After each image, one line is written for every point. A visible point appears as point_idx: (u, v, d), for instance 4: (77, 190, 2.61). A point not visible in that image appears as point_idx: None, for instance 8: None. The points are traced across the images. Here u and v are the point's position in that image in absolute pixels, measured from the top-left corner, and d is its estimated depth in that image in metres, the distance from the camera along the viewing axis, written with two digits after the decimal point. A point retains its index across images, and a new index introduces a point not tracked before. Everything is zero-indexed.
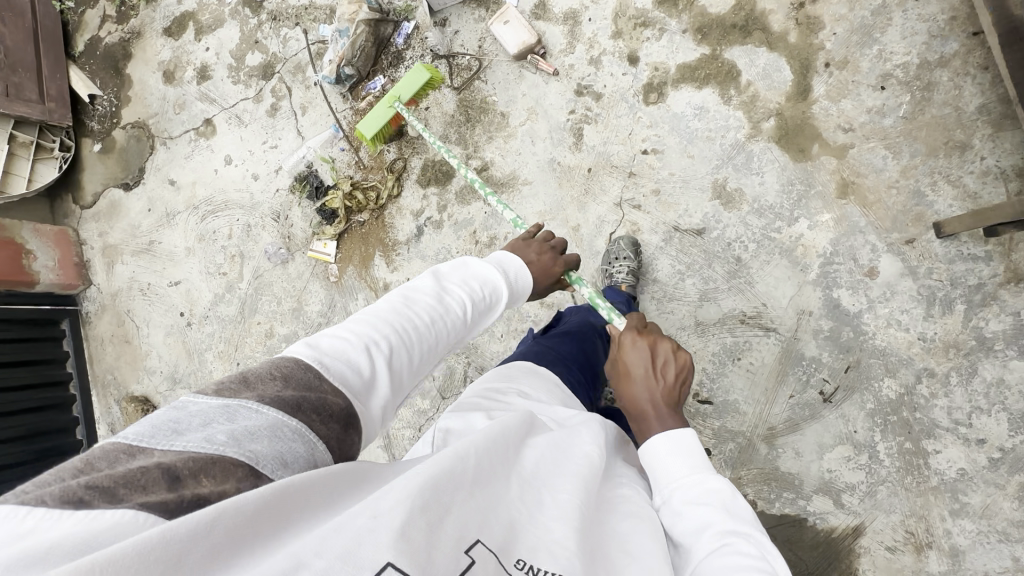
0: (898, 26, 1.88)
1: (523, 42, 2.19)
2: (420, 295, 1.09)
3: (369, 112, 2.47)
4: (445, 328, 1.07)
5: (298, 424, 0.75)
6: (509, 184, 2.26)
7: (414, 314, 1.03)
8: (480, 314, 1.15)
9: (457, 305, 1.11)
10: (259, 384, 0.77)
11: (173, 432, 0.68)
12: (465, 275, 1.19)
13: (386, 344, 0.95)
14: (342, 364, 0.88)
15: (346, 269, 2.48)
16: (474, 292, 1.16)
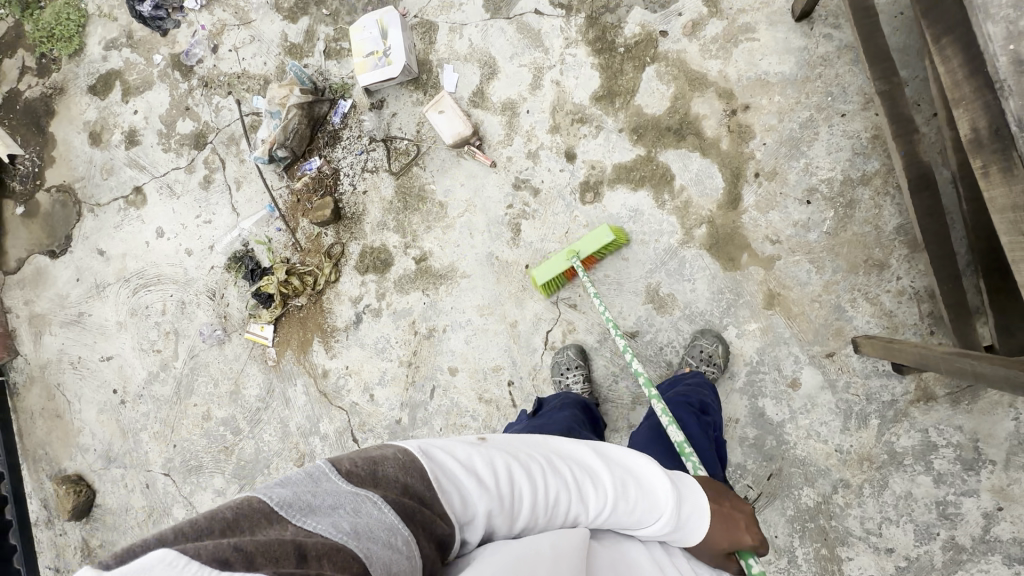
0: (824, 140, 1.91)
1: (459, 133, 2.13)
2: (575, 463, 1.01)
3: (306, 193, 2.39)
4: (570, 514, 0.96)
5: (409, 534, 0.78)
6: (447, 276, 2.23)
7: (551, 480, 0.95)
8: (627, 514, 0.99)
9: (604, 490, 0.99)
10: (386, 485, 0.83)
11: (307, 509, 0.76)
12: (631, 481, 1.02)
13: (499, 497, 0.89)
14: (451, 491, 0.87)
15: (284, 354, 2.42)
16: (637, 495, 1.01)
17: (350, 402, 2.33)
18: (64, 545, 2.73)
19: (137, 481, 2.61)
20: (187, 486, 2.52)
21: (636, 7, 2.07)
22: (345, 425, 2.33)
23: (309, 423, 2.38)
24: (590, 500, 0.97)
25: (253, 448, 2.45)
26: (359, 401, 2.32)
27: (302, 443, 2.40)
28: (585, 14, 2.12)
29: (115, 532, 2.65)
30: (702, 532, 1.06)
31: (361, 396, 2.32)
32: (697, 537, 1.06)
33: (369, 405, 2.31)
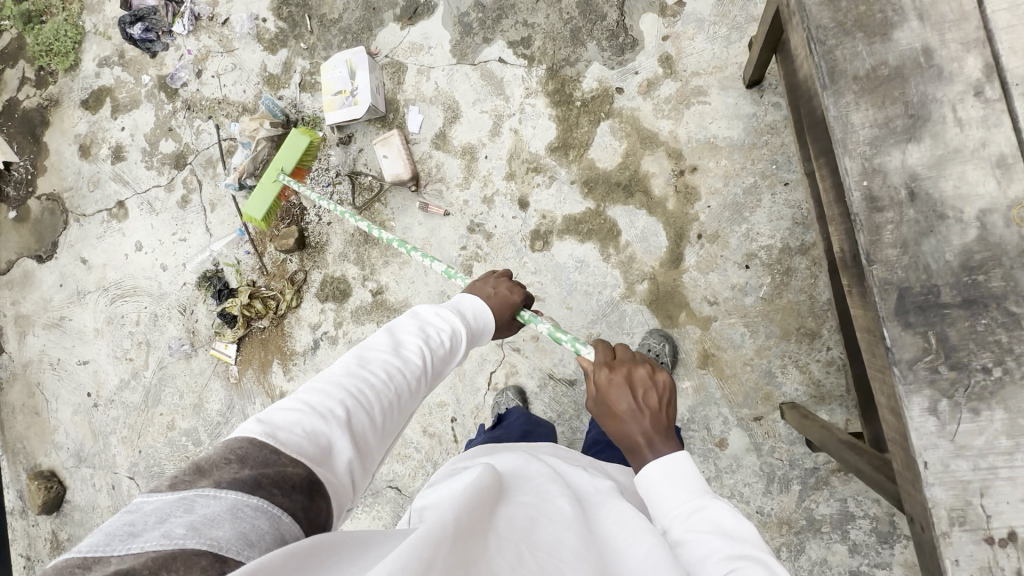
0: (766, 207, 1.94)
1: (397, 175, 2.25)
2: (368, 348, 1.07)
3: (274, 220, 2.48)
4: (405, 386, 1.04)
5: (259, 501, 0.72)
6: (400, 310, 2.31)
7: (370, 375, 1.00)
8: (438, 356, 1.14)
9: (415, 350, 1.09)
10: (217, 473, 0.75)
11: (129, 536, 0.65)
12: (419, 325, 1.15)
13: (344, 412, 0.92)
14: (293, 436, 0.85)
15: (245, 373, 2.51)
16: (435, 334, 1.16)
17: None
18: (34, 537, 2.86)
19: (104, 481, 2.74)
20: (150, 491, 2.64)
21: (595, 62, 2.12)
22: None
23: None
24: (415, 368, 1.07)
25: None
26: None
27: None
28: (546, 66, 2.18)
29: (81, 528, 2.78)
30: (491, 318, 1.32)
31: None
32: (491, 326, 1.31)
33: None
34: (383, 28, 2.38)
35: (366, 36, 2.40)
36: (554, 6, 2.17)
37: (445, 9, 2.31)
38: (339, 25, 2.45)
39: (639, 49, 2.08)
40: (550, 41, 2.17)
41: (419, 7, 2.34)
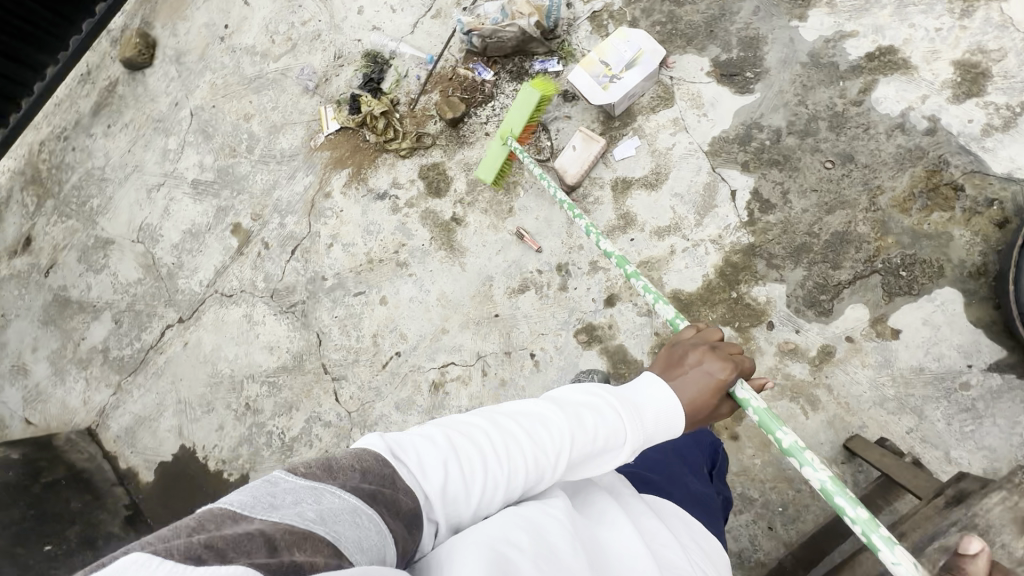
0: (739, 522, 1.88)
1: (564, 171, 2.15)
2: (524, 418, 0.99)
3: (459, 83, 2.39)
4: (524, 475, 0.91)
5: (374, 512, 0.75)
6: (453, 250, 2.32)
7: (484, 441, 0.93)
8: (586, 451, 0.95)
9: (568, 427, 0.95)
10: (341, 475, 0.79)
11: (270, 506, 0.71)
12: (582, 402, 1.01)
13: (449, 470, 0.88)
14: (399, 468, 0.85)
15: (324, 151, 2.57)
16: (598, 423, 0.97)
17: (318, 229, 2.53)
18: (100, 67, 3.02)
19: (175, 92, 2.88)
20: (192, 138, 2.80)
21: (784, 287, 1.94)
22: (299, 236, 2.56)
23: (286, 206, 2.60)
24: (545, 447, 0.94)
25: (245, 171, 2.69)
26: (321, 236, 2.52)
27: (268, 209, 2.63)
28: (751, 241, 1.99)
29: (131, 99, 2.95)
30: (680, 414, 1.06)
31: (326, 236, 2.51)
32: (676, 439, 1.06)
33: (322, 248, 2.51)
34: (696, 56, 2.13)
35: (678, 44, 2.15)
36: (817, 211, 1.94)
37: (751, 105, 2.05)
38: (674, 9, 2.18)
39: (823, 321, 1.90)
40: (779, 230, 1.97)
41: (738, 78, 2.08)
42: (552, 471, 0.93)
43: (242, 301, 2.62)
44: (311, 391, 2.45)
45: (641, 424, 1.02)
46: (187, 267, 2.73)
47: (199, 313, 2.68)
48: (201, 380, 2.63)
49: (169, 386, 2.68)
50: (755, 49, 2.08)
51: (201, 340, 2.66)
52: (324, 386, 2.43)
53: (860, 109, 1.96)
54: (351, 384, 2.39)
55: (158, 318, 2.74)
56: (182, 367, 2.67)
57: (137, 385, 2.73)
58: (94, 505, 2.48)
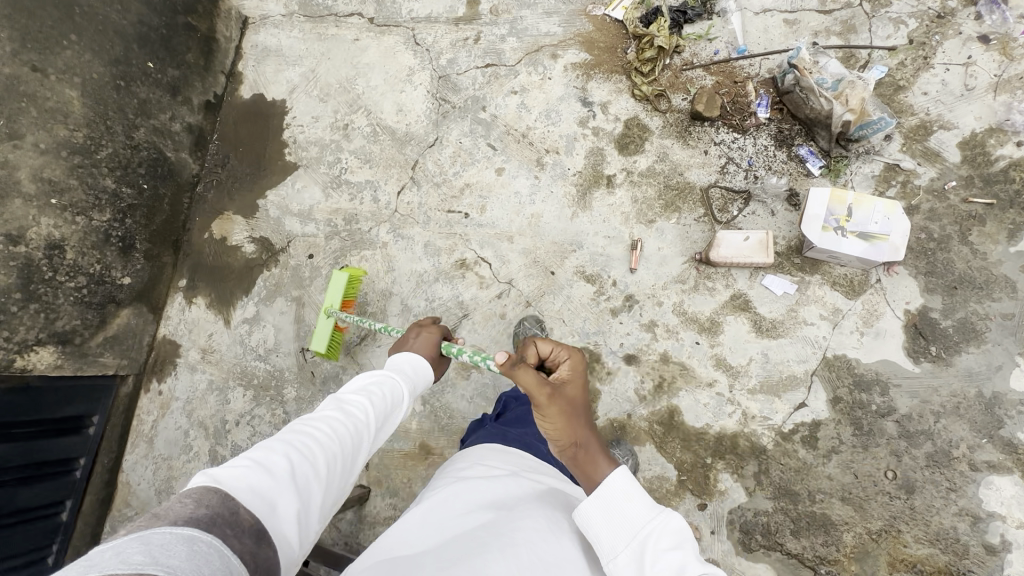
0: None
1: (716, 245, 2.03)
2: (330, 415, 1.24)
3: (736, 93, 2.20)
4: (343, 444, 1.18)
5: (209, 539, 0.81)
6: (580, 197, 2.29)
7: (311, 434, 1.15)
8: (373, 417, 1.29)
9: (359, 399, 1.30)
10: (169, 515, 0.82)
11: (84, 565, 0.70)
12: (367, 389, 1.35)
13: (289, 465, 1.05)
14: (235, 475, 0.96)
15: (588, 23, 2.46)
16: (380, 391, 1.36)
17: (519, 72, 2.50)
18: None
19: None
20: None
21: (743, 497, 1.90)
22: (502, 61, 2.53)
23: (519, 30, 2.54)
24: (347, 425, 1.22)
25: None
26: (515, 80, 2.49)
27: (507, 17, 2.58)
28: (766, 445, 1.92)
29: None
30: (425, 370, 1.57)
31: (519, 83, 2.49)
32: (429, 381, 1.59)
33: (506, 87, 2.50)
34: (917, 289, 1.91)
35: (917, 264, 1.93)
36: (836, 489, 1.84)
37: (901, 369, 1.87)
38: (954, 237, 1.92)
39: (735, 548, 1.88)
40: (795, 465, 1.89)
41: (921, 341, 1.88)
42: (361, 437, 1.24)
43: (420, 57, 2.67)
44: (390, 167, 2.56)
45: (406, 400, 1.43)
46: None
47: (386, 31, 2.75)
48: (339, 75, 2.76)
49: (318, 53, 2.82)
50: (965, 339, 1.85)
51: (368, 49, 2.75)
52: (401, 174, 2.54)
53: (970, 472, 1.77)
54: (416, 195, 2.50)
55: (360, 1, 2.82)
56: (338, 51, 2.79)
57: (301, 29, 2.89)
58: (200, 72, 2.74)
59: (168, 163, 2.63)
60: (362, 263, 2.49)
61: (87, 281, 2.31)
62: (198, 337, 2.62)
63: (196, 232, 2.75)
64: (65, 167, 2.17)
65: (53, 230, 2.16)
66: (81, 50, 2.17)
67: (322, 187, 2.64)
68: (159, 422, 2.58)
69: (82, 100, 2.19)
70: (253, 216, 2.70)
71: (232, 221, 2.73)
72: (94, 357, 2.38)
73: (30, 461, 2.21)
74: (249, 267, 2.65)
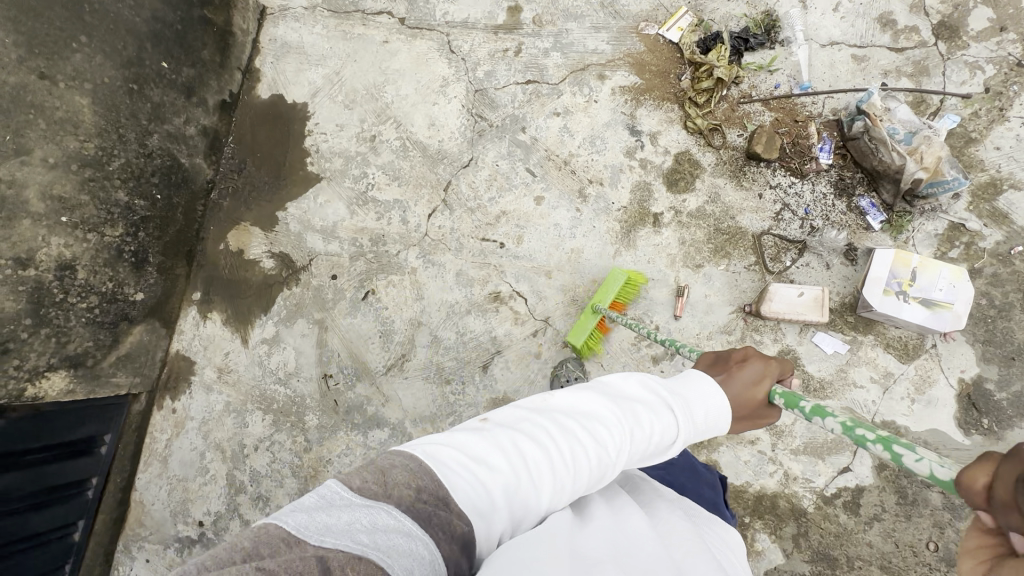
0: None
1: (767, 299, 1.95)
2: (579, 422, 0.97)
3: (796, 134, 2.08)
4: (586, 471, 0.92)
5: (426, 537, 0.75)
6: (624, 234, 2.18)
7: (555, 445, 0.92)
8: (632, 452, 0.97)
9: (615, 424, 0.97)
10: (398, 489, 0.79)
11: (319, 527, 0.71)
12: (636, 403, 1.02)
13: (512, 478, 0.87)
14: (457, 475, 0.85)
15: (639, 42, 2.30)
16: (650, 427, 1.00)
17: (562, 92, 2.35)
18: None
19: None
20: None
21: (780, 559, 1.88)
22: (544, 78, 2.38)
23: (564, 45, 2.38)
24: (596, 449, 0.93)
25: None
26: (558, 100, 2.34)
27: (551, 29, 2.41)
28: (806, 508, 1.89)
29: None
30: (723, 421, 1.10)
31: (562, 104, 2.34)
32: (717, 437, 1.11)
33: (548, 108, 2.35)
34: (973, 358, 1.85)
35: (976, 331, 1.87)
36: (876, 556, 1.83)
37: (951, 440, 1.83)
38: (1016, 305, 1.86)
39: None
40: (835, 530, 1.86)
41: (973, 412, 1.83)
42: (610, 463, 0.95)
43: (455, 66, 2.49)
44: (420, 187, 2.43)
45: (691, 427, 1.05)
46: None
47: (419, 34, 2.56)
48: (366, 80, 2.58)
49: (343, 54, 2.63)
50: (1019, 413, 1.81)
51: (397, 53, 2.57)
52: (432, 195, 2.41)
53: None
54: (448, 219, 2.37)
55: None
56: (365, 54, 2.61)
57: (324, 25, 2.69)
58: (216, 70, 2.55)
59: (182, 170, 2.47)
60: (390, 288, 2.38)
61: (99, 300, 2.18)
62: (213, 355, 2.51)
63: (211, 242, 2.61)
64: (76, 182, 2.01)
65: (63, 250, 2.02)
66: (91, 52, 1.99)
67: (347, 203, 2.50)
68: (174, 441, 2.49)
69: (93, 109, 2.02)
70: (273, 229, 2.57)
71: (249, 233, 2.59)
72: (107, 378, 2.27)
73: (42, 487, 2.13)
74: (268, 284, 2.52)
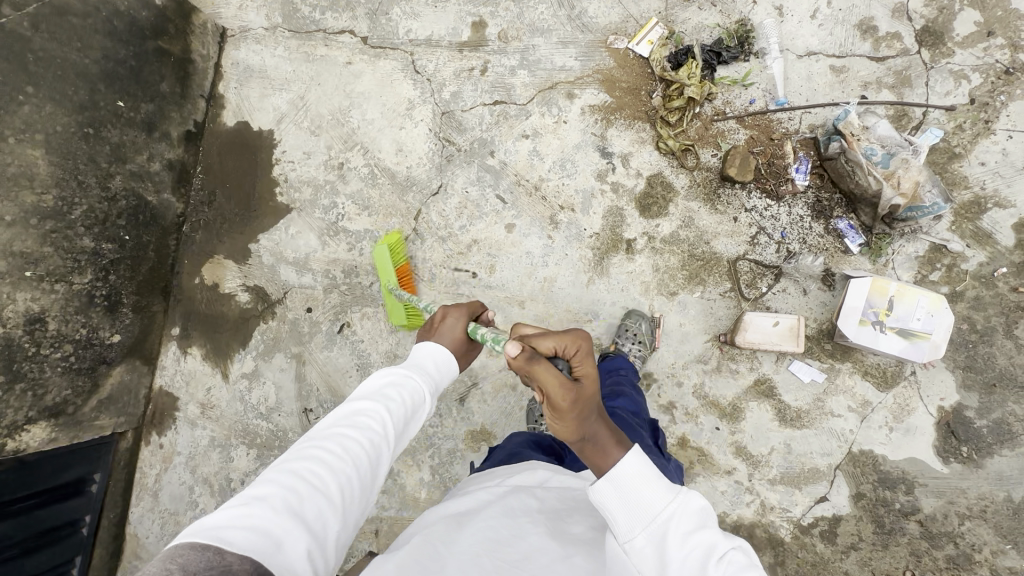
0: None
1: (741, 328, 1.91)
2: (344, 430, 1.15)
3: (772, 153, 2.00)
4: (360, 459, 1.12)
5: None
6: (597, 262, 2.13)
7: (322, 456, 1.08)
8: (397, 425, 1.23)
9: (375, 408, 1.21)
10: (160, 574, 0.76)
11: None
12: (377, 389, 1.27)
13: (292, 494, 0.98)
14: (235, 525, 0.88)
15: (608, 57, 2.20)
16: (398, 397, 1.27)
17: (530, 112, 2.26)
18: None
19: None
20: None
21: None
22: (511, 98, 2.29)
23: (531, 62, 2.28)
24: (362, 440, 1.14)
25: None
26: (526, 121, 2.26)
27: (517, 45, 2.31)
28: (783, 538, 1.88)
29: None
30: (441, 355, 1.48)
31: (530, 125, 2.26)
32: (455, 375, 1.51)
33: (517, 130, 2.27)
34: (953, 385, 1.81)
35: (956, 357, 1.82)
36: None
37: (929, 469, 1.81)
38: (998, 330, 1.80)
39: None
40: (812, 560, 1.86)
41: (952, 440, 1.80)
42: (381, 448, 1.17)
43: (420, 87, 2.41)
44: (390, 216, 2.38)
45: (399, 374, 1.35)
46: (413, 5, 2.45)
47: (382, 54, 2.47)
48: (331, 104, 2.51)
49: (306, 77, 2.55)
50: (999, 441, 1.77)
51: (362, 75, 2.49)
52: (403, 224, 2.36)
53: None
54: (419, 248, 2.33)
55: (351, 16, 2.52)
56: (329, 76, 2.53)
57: (286, 46, 2.60)
58: (177, 101, 2.49)
59: (150, 208, 2.44)
60: (365, 320, 2.36)
61: (74, 348, 2.18)
62: (195, 390, 2.52)
63: (185, 276, 2.59)
64: (37, 236, 2.00)
65: (31, 304, 2.01)
66: (40, 101, 1.94)
67: (318, 234, 2.46)
68: (162, 476, 2.53)
69: (48, 160, 1.99)
70: (246, 262, 2.54)
71: (224, 266, 2.57)
72: (89, 422, 2.30)
73: (33, 532, 2.16)
74: (245, 318, 2.51)
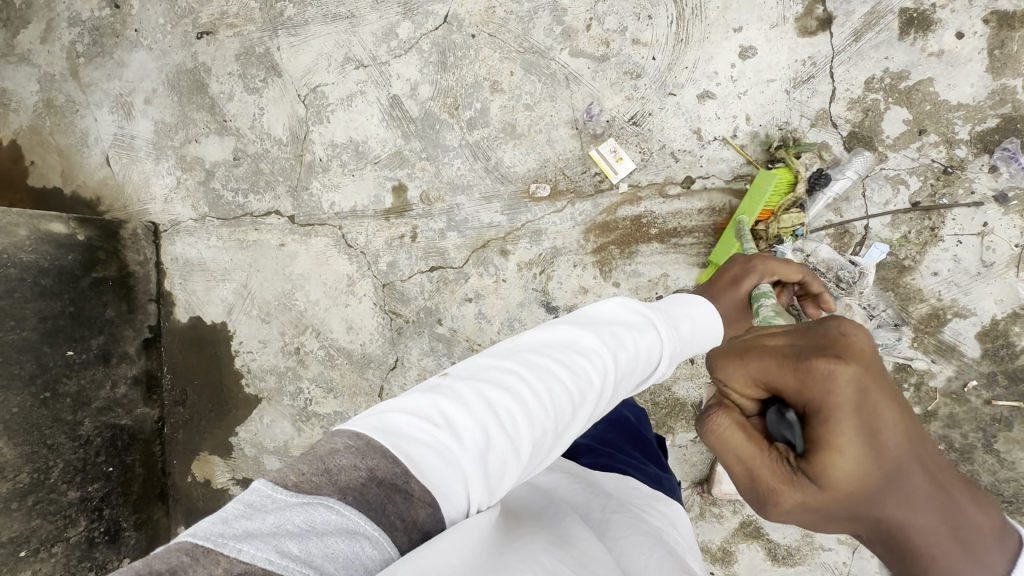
0: None
1: (719, 479, 1.89)
2: (569, 372, 0.99)
3: None
4: (567, 415, 0.96)
5: (374, 532, 0.73)
6: None
7: (539, 396, 0.93)
8: (620, 374, 1.05)
9: (598, 357, 1.02)
10: (342, 476, 0.75)
11: (245, 535, 0.66)
12: (608, 326, 1.10)
13: (483, 438, 0.85)
14: (427, 452, 0.81)
15: (534, 207, 2.13)
16: (627, 340, 1.08)
17: (468, 273, 2.22)
18: None
19: None
20: (425, 46, 2.24)
21: None
22: (447, 260, 2.24)
23: (459, 221, 2.22)
24: (575, 397, 0.97)
25: (448, 144, 2.23)
26: (466, 284, 2.22)
27: (443, 205, 2.24)
28: None
29: None
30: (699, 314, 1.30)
31: (472, 287, 2.21)
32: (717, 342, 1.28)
33: (459, 294, 2.23)
34: None
35: None
36: None
37: None
38: (978, 446, 1.75)
39: None
40: None
41: None
42: (588, 404, 1.00)
43: (356, 261, 2.37)
44: (356, 395, 2.38)
45: (650, 320, 1.16)
46: (331, 176, 2.39)
47: (312, 231, 2.42)
48: (274, 289, 2.49)
49: (244, 265, 2.53)
50: None
51: (297, 256, 2.45)
52: (369, 403, 2.37)
53: None
54: None
55: (273, 195, 2.47)
56: (266, 261, 2.50)
57: (218, 235, 2.56)
58: (126, 318, 2.49)
59: (127, 430, 2.48)
60: None
61: None
62: None
63: (178, 477, 2.62)
64: (21, 516, 2.10)
65: None
66: None
67: (292, 420, 2.48)
68: None
69: (12, 444, 2.08)
70: (230, 456, 2.57)
71: (211, 462, 2.60)
72: None
73: None
74: None
